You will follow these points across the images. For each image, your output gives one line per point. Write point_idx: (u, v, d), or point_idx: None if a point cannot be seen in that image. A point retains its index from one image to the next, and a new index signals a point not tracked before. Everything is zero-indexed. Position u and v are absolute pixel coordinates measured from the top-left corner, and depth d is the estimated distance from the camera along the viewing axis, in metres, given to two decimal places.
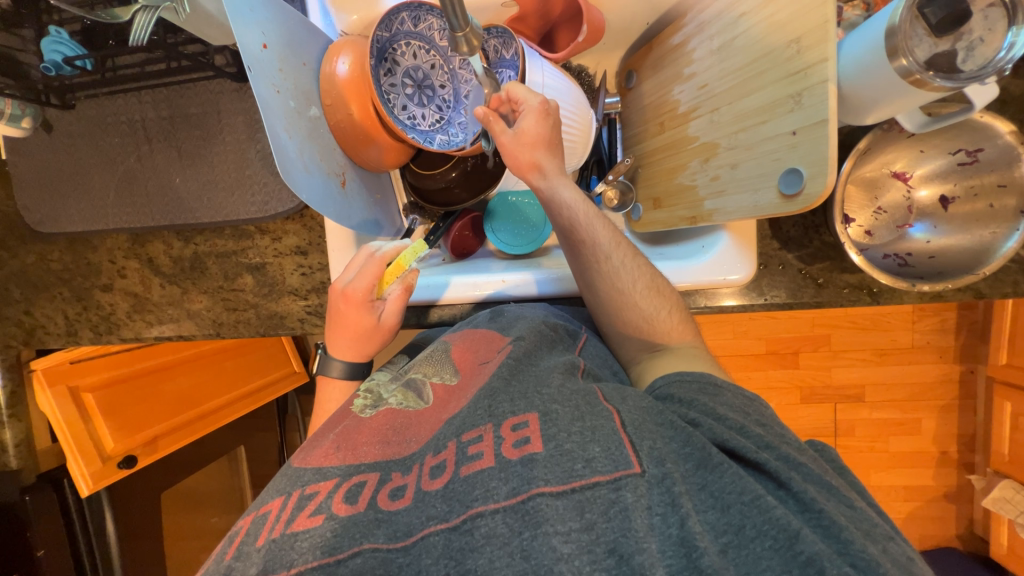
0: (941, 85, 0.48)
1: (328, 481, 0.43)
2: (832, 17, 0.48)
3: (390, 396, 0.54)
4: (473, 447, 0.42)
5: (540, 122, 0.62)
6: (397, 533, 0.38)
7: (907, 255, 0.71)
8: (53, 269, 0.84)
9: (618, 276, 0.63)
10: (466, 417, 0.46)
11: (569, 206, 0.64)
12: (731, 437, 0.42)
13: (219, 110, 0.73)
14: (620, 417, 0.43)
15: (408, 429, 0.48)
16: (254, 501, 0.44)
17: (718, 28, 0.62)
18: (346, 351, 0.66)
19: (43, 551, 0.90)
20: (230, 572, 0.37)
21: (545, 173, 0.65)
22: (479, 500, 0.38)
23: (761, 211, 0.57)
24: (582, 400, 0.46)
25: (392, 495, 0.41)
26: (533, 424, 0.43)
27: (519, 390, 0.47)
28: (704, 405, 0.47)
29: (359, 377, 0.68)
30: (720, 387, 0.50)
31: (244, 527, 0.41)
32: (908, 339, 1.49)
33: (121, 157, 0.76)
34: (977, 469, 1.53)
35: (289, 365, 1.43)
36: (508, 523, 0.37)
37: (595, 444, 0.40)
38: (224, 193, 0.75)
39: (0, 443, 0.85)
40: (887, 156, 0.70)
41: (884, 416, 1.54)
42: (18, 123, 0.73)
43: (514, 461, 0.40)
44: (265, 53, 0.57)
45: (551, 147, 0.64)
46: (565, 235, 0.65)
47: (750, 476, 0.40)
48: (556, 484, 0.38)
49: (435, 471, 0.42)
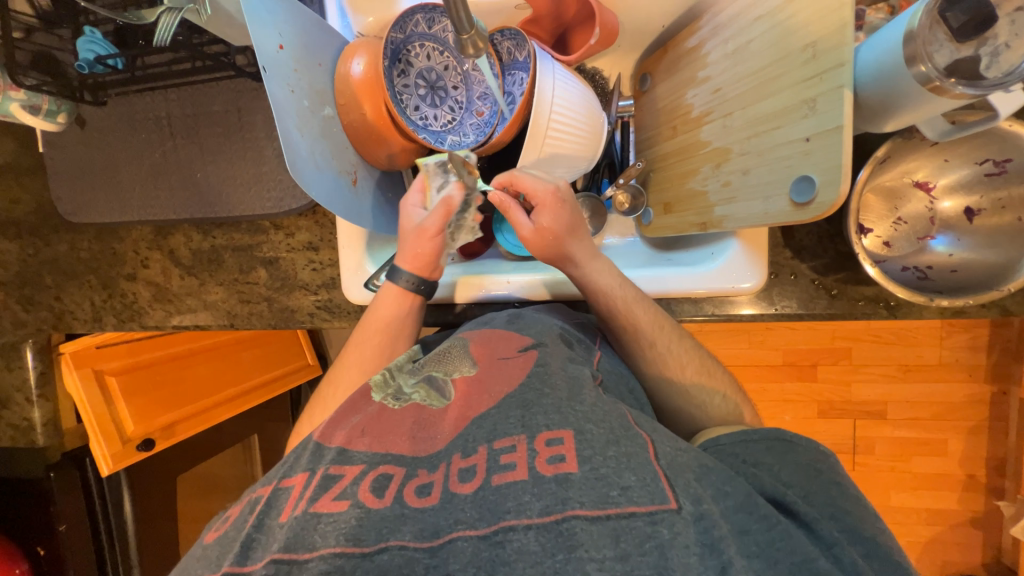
0: (963, 92, 0.46)
1: (354, 467, 0.45)
2: (850, 21, 0.47)
3: (414, 392, 0.54)
4: (506, 456, 0.43)
5: (558, 212, 0.65)
6: (425, 532, 0.40)
7: (928, 268, 0.68)
8: (82, 258, 0.88)
9: (665, 362, 0.64)
10: (496, 423, 0.47)
11: (605, 294, 0.65)
12: (781, 492, 0.44)
13: (239, 108, 0.76)
14: (654, 448, 0.44)
15: (435, 426, 0.48)
16: (279, 472, 0.48)
17: (733, 31, 0.61)
18: (403, 264, 0.70)
19: (64, 526, 0.96)
20: (257, 542, 0.42)
21: (576, 261, 0.66)
22: (513, 513, 0.39)
23: (772, 219, 0.56)
24: (619, 425, 0.46)
25: (419, 491, 0.42)
26: (568, 442, 0.43)
27: (554, 403, 0.47)
28: (770, 469, 0.48)
29: (417, 296, 0.71)
30: (789, 445, 0.50)
31: (267, 497, 0.45)
32: (935, 355, 1.43)
33: (148, 152, 0.79)
34: (1006, 496, 1.46)
35: (303, 356, 1.45)
36: (540, 541, 0.38)
37: (631, 473, 0.41)
38: (241, 188, 0.78)
39: (30, 420, 0.91)
40: (909, 165, 0.67)
41: (906, 434, 1.48)
42: (54, 118, 0.78)
43: (548, 478, 0.41)
44: (281, 54, 0.59)
45: (574, 232, 0.66)
46: (605, 320, 0.67)
47: (800, 532, 0.41)
48: (591, 508, 0.39)
49: (464, 474, 0.43)
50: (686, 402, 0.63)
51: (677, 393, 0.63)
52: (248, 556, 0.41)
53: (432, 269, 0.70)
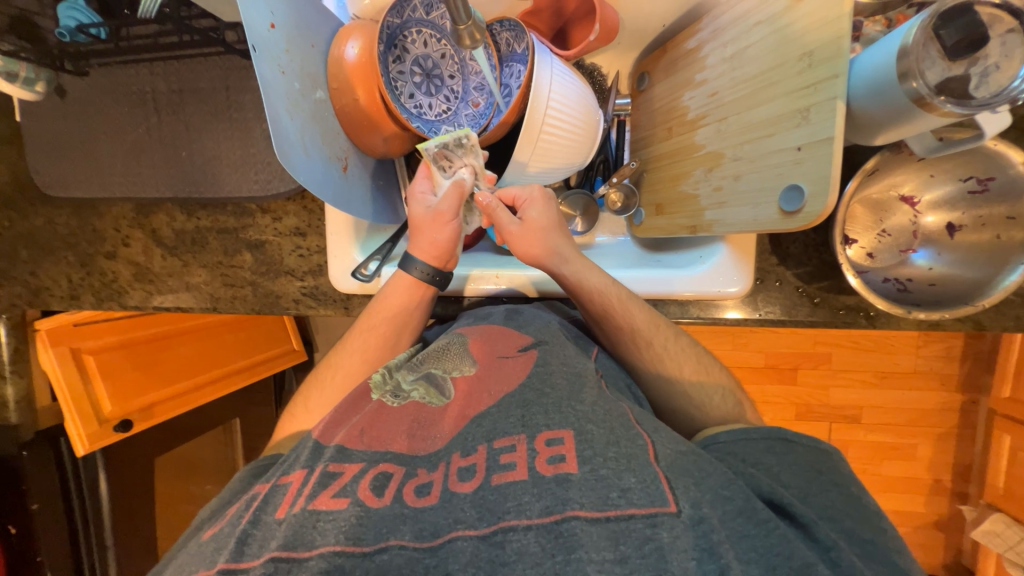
0: (951, 111, 0.46)
1: (354, 465, 0.47)
2: (848, 32, 0.47)
3: (413, 389, 0.56)
4: (505, 456, 0.45)
5: (545, 208, 0.69)
6: (424, 532, 0.42)
7: (907, 281, 0.69)
8: (59, 233, 0.85)
9: (661, 361, 0.65)
10: (496, 422, 0.49)
11: (602, 292, 0.66)
12: (779, 493, 0.45)
13: (227, 86, 0.74)
14: (654, 451, 0.45)
15: (432, 425, 0.51)
16: (280, 470, 0.50)
17: (733, 35, 0.61)
18: (418, 255, 0.69)
19: (37, 505, 0.94)
20: (253, 534, 0.43)
21: (569, 260, 0.67)
22: (512, 513, 0.41)
23: (761, 226, 0.57)
24: (617, 422, 0.47)
25: (418, 491, 0.45)
26: (568, 442, 0.45)
27: (552, 402, 0.49)
28: (769, 469, 0.50)
29: (430, 286, 0.70)
30: (789, 445, 0.52)
31: (267, 495, 0.47)
32: (911, 364, 1.47)
33: (130, 127, 0.77)
34: (969, 500, 1.52)
35: (287, 341, 1.45)
36: (540, 542, 0.39)
37: (630, 475, 0.42)
38: (228, 169, 0.76)
39: (3, 398, 0.88)
40: (895, 178, 0.68)
41: (878, 438, 1.52)
42: (32, 87, 0.75)
43: (548, 478, 0.42)
44: (273, 33, 0.57)
45: (560, 228, 0.69)
46: (599, 320, 0.67)
47: (796, 536, 0.42)
48: (591, 510, 0.40)
49: (464, 473, 0.45)
50: (674, 404, 0.64)
51: (666, 394, 0.64)
52: (243, 552, 0.42)
53: (448, 258, 0.70)
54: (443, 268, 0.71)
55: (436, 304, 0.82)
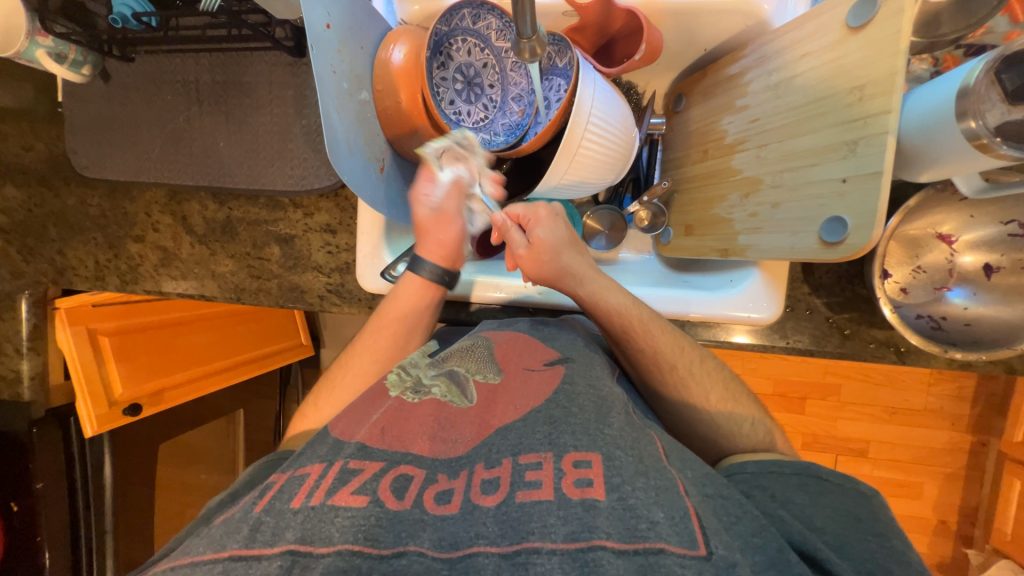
0: (1006, 153, 0.46)
1: (374, 463, 0.47)
2: (902, 70, 0.48)
3: (434, 385, 0.56)
4: (531, 473, 0.45)
5: (553, 226, 0.69)
6: (443, 542, 0.41)
7: (942, 319, 0.69)
8: (90, 214, 0.86)
9: (687, 387, 0.64)
10: (522, 436, 0.48)
11: (618, 313, 0.65)
12: (813, 545, 0.44)
13: (271, 81, 0.75)
14: (685, 487, 0.45)
15: (454, 428, 0.51)
16: (294, 462, 0.50)
17: (778, 64, 0.61)
18: (425, 256, 0.72)
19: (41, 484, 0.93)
20: (263, 522, 0.42)
21: (584, 280, 0.67)
22: (536, 535, 0.40)
23: (798, 254, 0.57)
24: (645, 453, 0.47)
25: (438, 498, 0.44)
26: (596, 467, 0.44)
27: (581, 424, 0.49)
28: (803, 510, 0.49)
29: (440, 286, 0.72)
30: (821, 483, 0.52)
31: (280, 484, 0.47)
32: (921, 401, 1.46)
33: (171, 115, 0.78)
34: (974, 544, 1.49)
35: (297, 335, 1.45)
36: (564, 568, 0.38)
37: (659, 509, 0.42)
38: (265, 163, 0.77)
39: (18, 372, 0.89)
40: (935, 216, 0.68)
41: (885, 475, 1.50)
42: (78, 69, 0.76)
43: (575, 502, 0.42)
44: (327, 33, 0.58)
45: (571, 245, 0.69)
46: (619, 343, 0.67)
47: None
48: (618, 541, 0.39)
49: (488, 487, 0.44)
50: (697, 429, 0.63)
51: (691, 417, 0.63)
52: (255, 539, 0.41)
53: (455, 257, 0.72)
54: (452, 268, 0.73)
55: (458, 309, 0.82)
